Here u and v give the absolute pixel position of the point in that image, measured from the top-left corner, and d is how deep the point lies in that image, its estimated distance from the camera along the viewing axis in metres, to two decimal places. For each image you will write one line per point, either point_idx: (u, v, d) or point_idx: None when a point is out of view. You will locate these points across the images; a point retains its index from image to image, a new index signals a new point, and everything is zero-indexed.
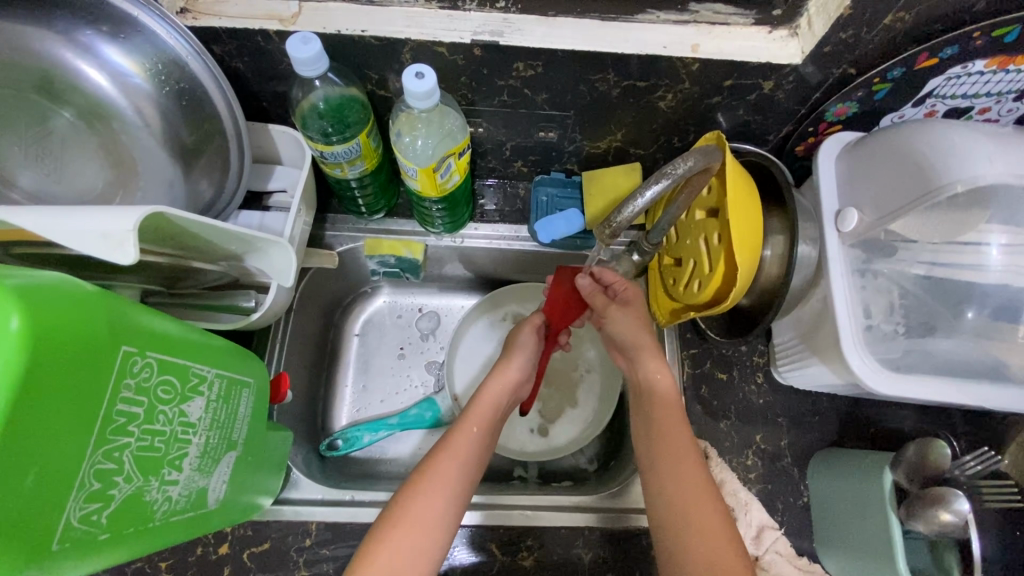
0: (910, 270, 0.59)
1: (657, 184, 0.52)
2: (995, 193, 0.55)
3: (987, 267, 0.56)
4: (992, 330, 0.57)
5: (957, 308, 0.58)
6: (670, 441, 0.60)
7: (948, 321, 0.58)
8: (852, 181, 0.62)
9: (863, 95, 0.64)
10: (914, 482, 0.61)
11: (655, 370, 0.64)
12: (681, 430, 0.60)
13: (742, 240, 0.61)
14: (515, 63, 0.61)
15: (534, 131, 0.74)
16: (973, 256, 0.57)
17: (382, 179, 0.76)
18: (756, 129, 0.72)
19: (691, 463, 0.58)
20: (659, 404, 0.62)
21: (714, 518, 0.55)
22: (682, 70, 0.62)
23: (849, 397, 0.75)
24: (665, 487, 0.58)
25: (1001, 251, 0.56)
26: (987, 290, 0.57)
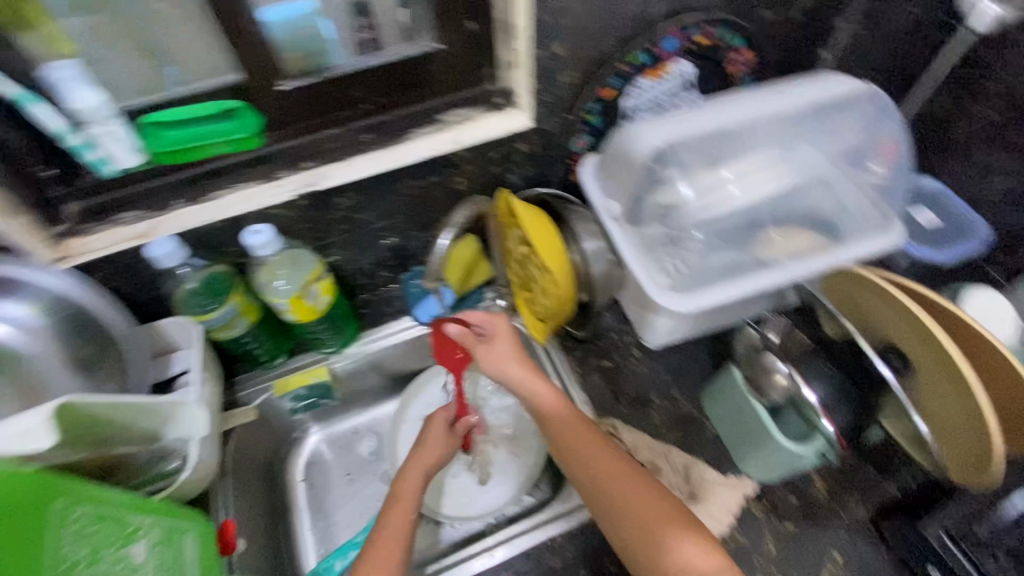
0: (656, 229, 0.80)
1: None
2: (669, 153, 0.78)
3: (687, 203, 0.79)
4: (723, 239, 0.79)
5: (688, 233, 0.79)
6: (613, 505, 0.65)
7: (689, 246, 0.79)
8: (606, 184, 0.83)
9: (587, 127, 0.88)
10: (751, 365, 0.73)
11: (697, 558, 0.60)
12: (625, 483, 0.66)
13: (545, 251, 0.79)
14: (334, 198, 0.80)
15: (380, 243, 0.92)
16: (678, 200, 0.79)
17: (272, 329, 0.89)
18: (539, 176, 0.94)
19: (649, 511, 0.63)
20: (561, 436, 0.71)
21: (644, 499, 0.65)
22: (457, 158, 0.83)
23: (709, 335, 0.91)
24: (597, 489, 0.67)
25: (690, 191, 0.79)
26: (698, 215, 0.79)
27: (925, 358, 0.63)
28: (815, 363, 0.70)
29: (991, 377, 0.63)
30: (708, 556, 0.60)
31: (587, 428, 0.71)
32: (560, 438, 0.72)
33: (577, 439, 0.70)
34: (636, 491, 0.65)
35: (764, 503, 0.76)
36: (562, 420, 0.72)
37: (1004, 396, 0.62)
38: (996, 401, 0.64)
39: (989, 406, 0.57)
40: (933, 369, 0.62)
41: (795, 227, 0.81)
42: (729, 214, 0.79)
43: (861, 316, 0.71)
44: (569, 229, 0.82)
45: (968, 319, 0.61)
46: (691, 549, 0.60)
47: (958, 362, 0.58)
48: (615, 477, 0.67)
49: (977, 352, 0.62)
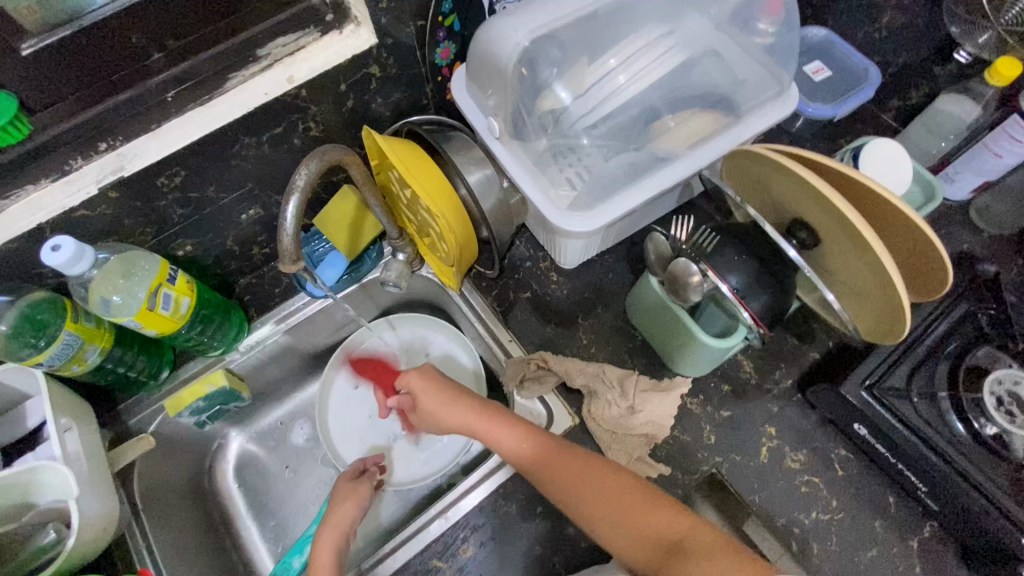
0: (541, 143, 0.71)
1: (288, 204, 0.56)
2: (535, 51, 0.68)
3: (566, 106, 0.70)
4: (614, 141, 0.72)
5: (574, 140, 0.71)
6: (588, 498, 0.62)
7: (579, 154, 0.71)
8: (481, 101, 0.73)
9: (446, 33, 0.75)
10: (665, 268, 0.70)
11: (677, 523, 0.59)
12: (588, 471, 0.63)
13: (427, 193, 0.69)
14: (157, 181, 0.65)
15: (240, 219, 0.78)
16: (556, 104, 0.70)
17: (139, 346, 0.76)
18: (408, 103, 0.81)
19: (618, 492, 0.62)
20: (505, 437, 0.68)
21: (607, 478, 0.63)
22: (298, 100, 0.68)
23: (623, 243, 0.86)
24: (558, 482, 0.63)
25: (567, 91, 0.70)
26: (581, 116, 0.70)
27: (831, 230, 0.61)
28: (731, 253, 0.65)
29: (886, 232, 0.62)
30: (679, 516, 0.60)
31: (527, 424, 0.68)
32: (502, 438, 0.68)
33: (518, 439, 0.67)
34: (600, 477, 0.63)
35: (698, 397, 0.77)
36: (491, 415, 0.70)
37: (901, 247, 0.63)
38: (896, 252, 0.64)
39: (893, 267, 0.56)
40: (839, 239, 0.60)
41: (693, 109, 0.73)
42: (616, 109, 0.71)
43: (769, 193, 0.67)
44: (450, 162, 0.72)
45: (869, 184, 0.58)
46: (665, 515, 0.60)
47: (862, 232, 0.56)
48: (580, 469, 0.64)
49: (873, 211, 0.61)
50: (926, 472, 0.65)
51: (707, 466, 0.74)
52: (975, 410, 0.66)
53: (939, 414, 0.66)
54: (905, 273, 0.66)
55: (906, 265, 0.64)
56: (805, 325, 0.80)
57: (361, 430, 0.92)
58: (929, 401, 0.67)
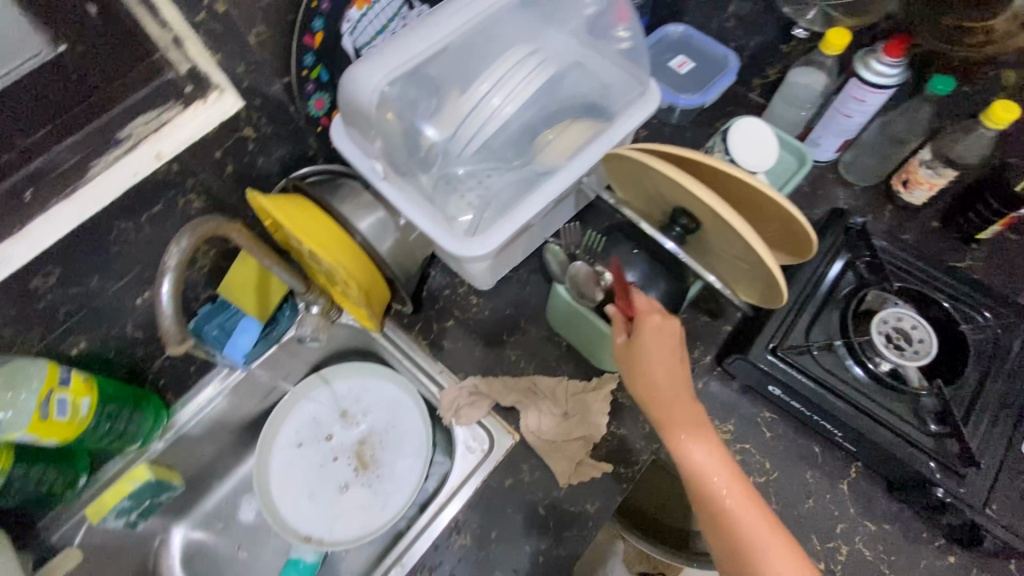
0: (422, 178, 0.73)
1: (162, 283, 0.56)
2: (400, 93, 0.69)
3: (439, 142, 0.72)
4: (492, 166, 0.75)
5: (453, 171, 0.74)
6: (731, 516, 0.55)
7: (461, 183, 0.74)
8: (359, 143, 0.73)
9: (315, 85, 0.74)
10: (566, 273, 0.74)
11: None
12: (753, 500, 0.56)
13: (320, 246, 0.69)
14: (30, 284, 0.62)
15: (137, 303, 0.75)
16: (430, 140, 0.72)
17: (47, 458, 0.72)
18: (293, 156, 0.81)
19: (779, 539, 0.54)
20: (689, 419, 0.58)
21: (763, 516, 0.55)
22: (171, 175, 0.67)
23: (534, 254, 0.89)
24: (707, 490, 0.56)
25: (437, 128, 0.72)
26: (457, 149, 0.73)
27: (701, 213, 0.64)
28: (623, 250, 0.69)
29: (755, 212, 0.66)
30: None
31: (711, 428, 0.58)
32: (677, 425, 0.58)
33: (696, 437, 0.57)
34: (763, 512, 0.55)
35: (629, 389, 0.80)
36: (675, 393, 0.58)
37: (772, 223, 0.66)
38: (766, 228, 0.68)
39: (756, 239, 0.59)
40: (709, 221, 0.64)
41: (567, 121, 0.77)
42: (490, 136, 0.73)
43: (645, 189, 0.71)
44: (337, 211, 0.73)
45: (721, 168, 0.62)
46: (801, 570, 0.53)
47: (721, 212, 0.59)
48: (743, 495, 0.56)
49: (740, 194, 0.65)
50: (837, 418, 0.69)
51: (648, 454, 0.76)
52: (869, 351, 0.70)
53: (839, 362, 0.71)
54: (779, 244, 0.70)
55: (781, 237, 0.68)
56: (714, 300, 0.84)
57: (312, 484, 0.90)
58: (828, 351, 0.72)
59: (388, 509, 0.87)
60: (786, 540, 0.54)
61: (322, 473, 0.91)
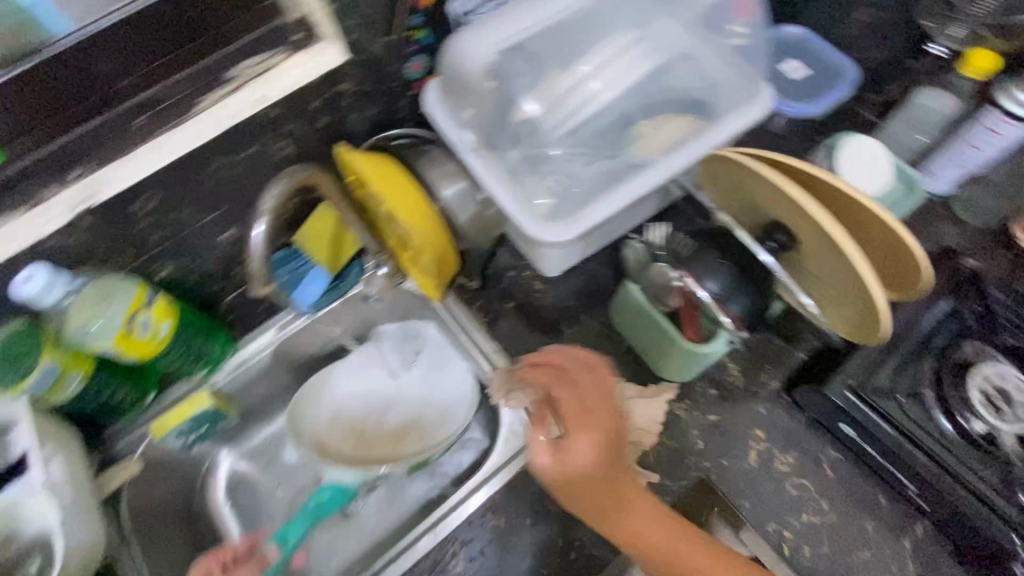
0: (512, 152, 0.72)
1: (254, 227, 0.67)
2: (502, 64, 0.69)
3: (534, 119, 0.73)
4: (584, 149, 0.73)
5: (545, 150, 0.73)
6: (629, 508, 0.64)
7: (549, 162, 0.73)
8: (458, 112, 0.71)
9: (417, 46, 0.74)
10: (641, 273, 0.71)
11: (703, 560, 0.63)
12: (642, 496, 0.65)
13: (402, 208, 0.70)
14: (130, 206, 0.65)
15: (220, 239, 0.78)
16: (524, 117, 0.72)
17: (122, 372, 0.76)
18: (383, 117, 0.81)
19: (665, 521, 0.64)
20: (570, 443, 0.65)
21: (651, 507, 0.64)
22: (269, 120, 0.69)
23: (606, 248, 0.86)
24: (599, 495, 0.64)
25: (534, 104, 0.73)
26: (551, 129, 0.73)
27: (799, 225, 0.61)
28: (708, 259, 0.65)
29: (861, 235, 0.62)
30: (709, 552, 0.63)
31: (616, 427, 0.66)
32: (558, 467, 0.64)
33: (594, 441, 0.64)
34: (650, 503, 0.65)
35: (686, 402, 0.77)
36: (579, 424, 0.66)
37: (880, 248, 0.62)
38: (872, 256, 0.64)
39: (857, 254, 0.56)
40: (808, 233, 0.60)
41: (666, 114, 0.75)
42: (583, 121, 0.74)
43: (741, 196, 0.68)
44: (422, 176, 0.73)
45: (826, 177, 0.59)
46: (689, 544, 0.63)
47: (821, 222, 0.56)
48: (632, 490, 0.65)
49: (848, 212, 0.61)
50: (913, 471, 0.65)
51: (697, 471, 0.73)
52: (962, 408, 0.67)
53: (927, 414, 0.67)
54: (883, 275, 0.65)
55: (885, 267, 0.64)
56: (790, 324, 0.79)
57: (355, 422, 0.91)
58: (914, 399, 0.67)
59: (424, 466, 0.88)
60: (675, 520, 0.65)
61: (367, 413, 0.92)
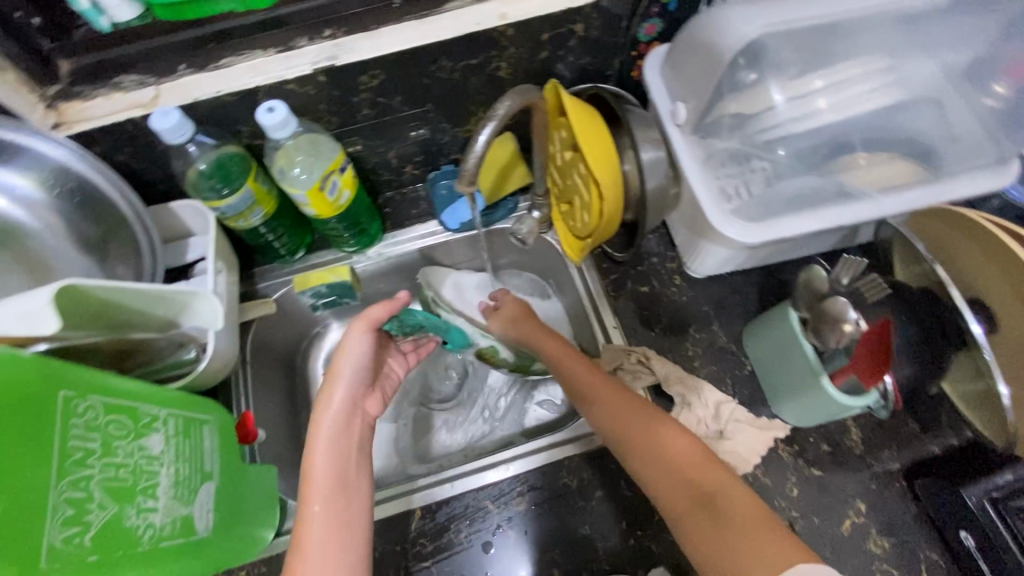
0: (730, 139, 0.69)
1: (483, 131, 0.58)
2: (759, 48, 0.64)
3: (772, 111, 0.67)
4: (805, 158, 0.69)
5: (769, 147, 0.68)
6: (630, 421, 0.64)
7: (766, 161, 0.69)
8: (673, 81, 0.72)
9: (659, 9, 0.73)
10: (812, 308, 0.68)
11: (706, 469, 0.58)
12: (649, 417, 0.63)
13: (596, 159, 0.69)
14: (359, 78, 0.69)
15: (408, 135, 0.82)
16: (761, 104, 0.67)
17: (290, 222, 0.83)
18: (592, 70, 0.81)
19: (674, 449, 0.60)
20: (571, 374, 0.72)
21: (662, 432, 0.61)
22: (501, 38, 0.70)
23: (759, 269, 0.83)
24: (605, 411, 0.66)
25: (779, 97, 0.67)
26: (783, 127, 0.67)
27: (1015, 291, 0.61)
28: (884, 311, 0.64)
29: None
30: (729, 481, 0.56)
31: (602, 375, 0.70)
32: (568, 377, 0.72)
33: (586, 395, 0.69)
34: (658, 427, 0.62)
35: (793, 446, 0.73)
36: (573, 368, 0.72)
37: None
38: None
39: None
40: (988, 269, 0.63)
41: (891, 154, 0.68)
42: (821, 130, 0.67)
43: (946, 254, 0.68)
44: (630, 133, 0.71)
45: None
46: (687, 449, 0.60)
47: None
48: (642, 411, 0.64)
49: None
50: None
51: (784, 517, 0.70)
52: None
53: None
54: None
55: None
56: None
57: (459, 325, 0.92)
58: None
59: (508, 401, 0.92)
60: (692, 446, 0.60)
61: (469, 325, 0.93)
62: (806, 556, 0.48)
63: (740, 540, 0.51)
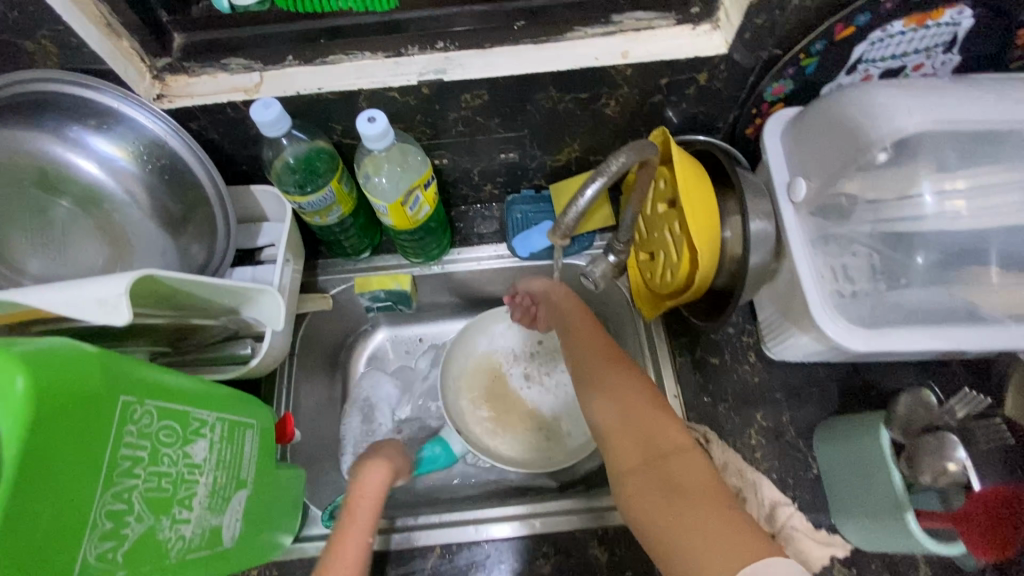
0: (862, 228, 0.61)
1: (591, 185, 0.53)
2: (917, 144, 0.58)
3: (925, 215, 0.59)
4: (946, 274, 0.60)
5: (908, 253, 0.60)
6: (608, 373, 0.63)
7: (904, 267, 0.60)
8: (797, 153, 0.65)
9: (795, 72, 0.66)
10: (911, 437, 0.64)
11: (671, 435, 0.56)
12: (628, 377, 0.62)
13: (698, 223, 0.64)
14: (461, 95, 0.66)
15: (496, 155, 0.79)
16: (914, 208, 0.59)
17: (362, 222, 0.81)
18: (703, 120, 0.75)
19: (642, 407, 0.59)
20: (570, 322, 0.72)
21: (636, 390, 0.61)
22: (618, 77, 0.66)
23: (845, 364, 0.76)
24: (586, 359, 0.66)
25: (934, 198, 0.59)
26: (929, 235, 0.59)
27: None
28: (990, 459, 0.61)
29: None
30: (684, 445, 0.55)
31: (598, 329, 0.70)
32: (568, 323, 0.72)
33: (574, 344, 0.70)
34: (633, 384, 0.61)
35: (851, 570, 0.66)
36: (576, 318, 0.72)
37: None
38: None
39: None
40: None
41: None
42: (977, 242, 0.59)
43: None
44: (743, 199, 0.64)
45: None
46: (665, 423, 0.57)
47: None
48: (622, 369, 0.63)
49: None
50: None
51: None
52: None
53: None
54: None
55: None
56: None
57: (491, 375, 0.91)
58: None
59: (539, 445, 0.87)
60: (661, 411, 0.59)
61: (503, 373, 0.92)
62: (765, 549, 0.46)
63: (682, 511, 0.50)
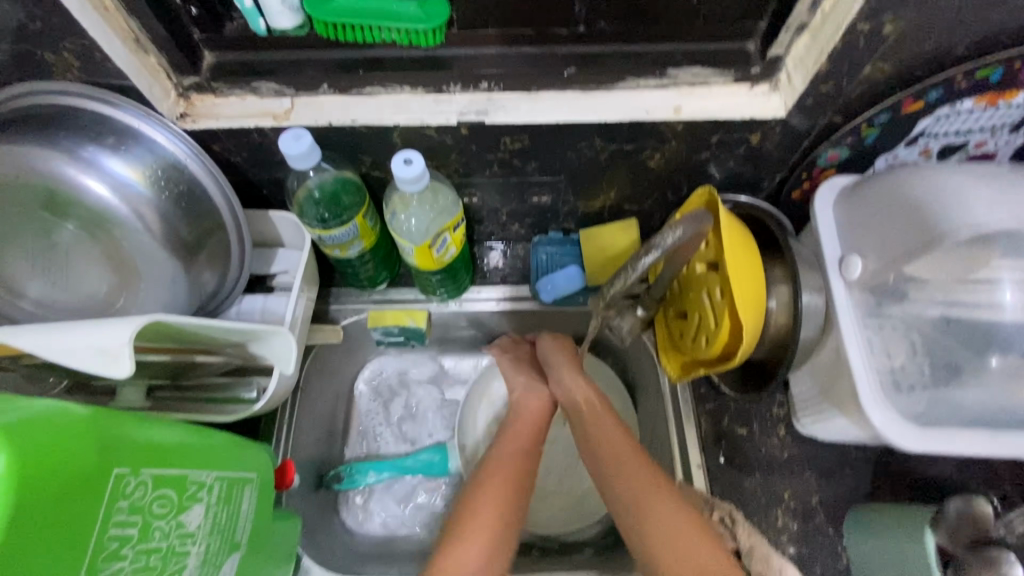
0: (927, 311, 0.58)
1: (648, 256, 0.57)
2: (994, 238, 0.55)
3: (1000, 305, 0.57)
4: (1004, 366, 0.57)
5: (980, 350, 0.57)
6: (616, 460, 0.64)
7: (971, 362, 0.57)
8: (852, 228, 0.61)
9: (853, 141, 0.63)
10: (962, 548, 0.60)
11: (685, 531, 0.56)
12: (637, 463, 0.62)
13: (742, 293, 0.60)
14: (501, 138, 0.63)
15: (527, 197, 0.75)
16: (985, 295, 0.57)
17: (382, 254, 0.77)
18: (748, 179, 0.72)
19: (654, 498, 0.59)
20: (574, 405, 0.72)
21: (648, 480, 0.61)
22: (667, 131, 0.62)
23: (879, 446, 0.72)
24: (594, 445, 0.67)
25: (1013, 290, 0.56)
26: (1007, 329, 0.57)
27: None
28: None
29: None
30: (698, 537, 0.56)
31: (605, 408, 0.70)
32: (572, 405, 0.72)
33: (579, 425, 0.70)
34: (642, 472, 0.62)
35: None
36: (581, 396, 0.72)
37: None
38: None
39: None
40: None
41: None
42: None
43: None
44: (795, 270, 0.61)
45: None
46: (674, 512, 0.58)
47: None
48: (631, 453, 0.64)
49: None
50: None
51: None
52: None
53: None
54: None
55: None
56: None
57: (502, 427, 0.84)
58: None
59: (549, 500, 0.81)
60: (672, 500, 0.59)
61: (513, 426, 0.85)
62: None
63: None
